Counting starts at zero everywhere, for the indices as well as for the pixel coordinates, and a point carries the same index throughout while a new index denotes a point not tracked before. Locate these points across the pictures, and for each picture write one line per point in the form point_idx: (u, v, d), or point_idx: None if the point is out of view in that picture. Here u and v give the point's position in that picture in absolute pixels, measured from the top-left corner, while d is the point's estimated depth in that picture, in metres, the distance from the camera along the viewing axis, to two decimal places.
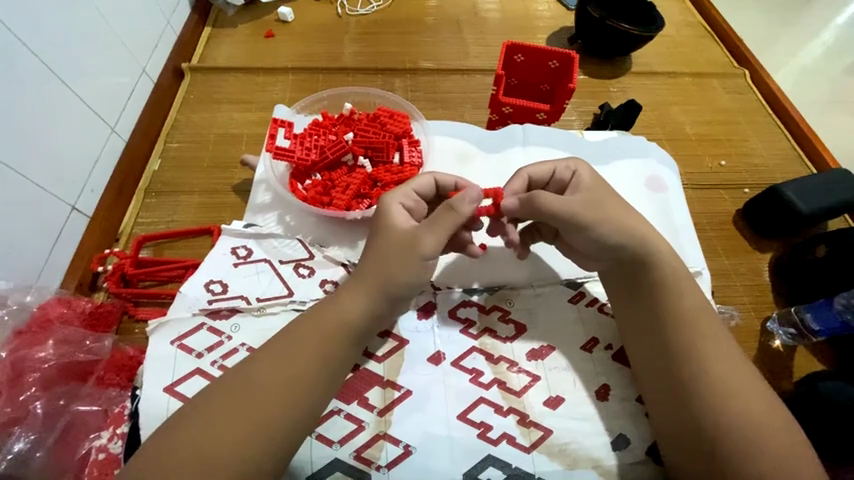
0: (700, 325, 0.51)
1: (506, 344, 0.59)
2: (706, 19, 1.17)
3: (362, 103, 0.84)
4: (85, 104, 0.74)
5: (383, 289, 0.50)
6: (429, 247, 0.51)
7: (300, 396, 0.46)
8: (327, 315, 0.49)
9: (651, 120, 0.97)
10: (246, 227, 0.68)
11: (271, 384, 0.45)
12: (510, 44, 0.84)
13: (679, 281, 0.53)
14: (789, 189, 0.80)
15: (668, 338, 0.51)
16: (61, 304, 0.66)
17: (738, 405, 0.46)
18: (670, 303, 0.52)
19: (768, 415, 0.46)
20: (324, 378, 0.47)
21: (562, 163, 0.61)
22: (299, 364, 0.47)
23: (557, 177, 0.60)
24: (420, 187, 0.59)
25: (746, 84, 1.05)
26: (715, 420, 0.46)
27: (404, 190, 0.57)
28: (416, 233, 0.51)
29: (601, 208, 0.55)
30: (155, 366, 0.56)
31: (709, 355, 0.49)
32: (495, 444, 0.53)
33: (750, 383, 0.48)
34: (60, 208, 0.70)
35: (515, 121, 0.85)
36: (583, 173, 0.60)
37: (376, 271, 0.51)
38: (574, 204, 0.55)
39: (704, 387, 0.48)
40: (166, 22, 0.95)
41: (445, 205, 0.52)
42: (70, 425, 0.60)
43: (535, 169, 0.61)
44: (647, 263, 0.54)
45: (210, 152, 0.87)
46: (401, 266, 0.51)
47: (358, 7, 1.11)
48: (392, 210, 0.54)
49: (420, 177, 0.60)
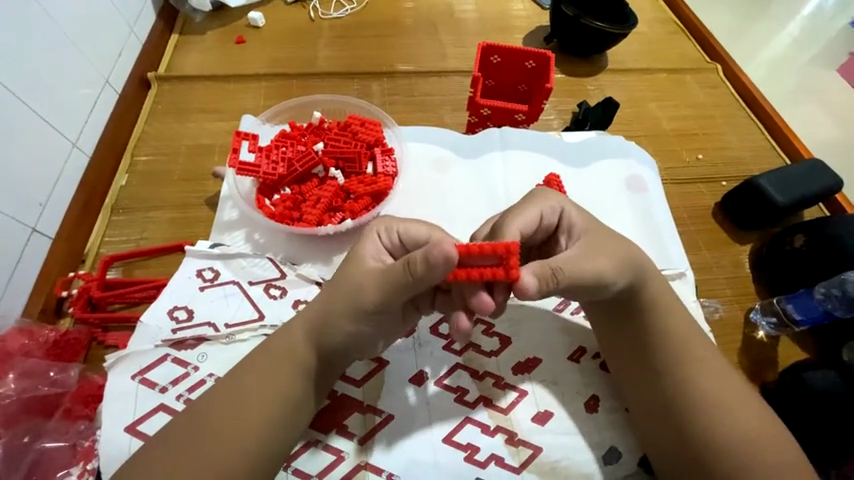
0: (687, 340, 0.50)
1: (492, 358, 0.57)
2: (679, 15, 1.17)
3: (332, 110, 0.81)
4: (44, 121, 0.70)
5: (326, 335, 0.47)
6: (367, 303, 0.46)
7: (259, 434, 0.43)
8: (282, 346, 0.47)
9: (630, 117, 0.96)
10: (213, 247, 0.64)
11: (234, 426, 0.43)
12: (486, 45, 0.83)
13: (661, 298, 0.52)
14: (765, 181, 0.80)
15: (656, 354, 0.50)
16: (22, 335, 0.62)
17: (728, 421, 0.45)
18: (657, 319, 0.51)
19: (754, 428, 0.45)
20: (282, 416, 0.45)
21: (547, 204, 0.53)
22: (261, 400, 0.44)
23: (544, 223, 0.53)
24: (409, 233, 0.50)
25: (719, 78, 1.05)
26: (708, 439, 0.45)
27: (389, 227, 0.51)
28: (368, 281, 0.46)
29: (606, 258, 0.50)
30: (116, 404, 0.52)
31: (697, 371, 0.48)
32: (483, 467, 0.51)
33: (739, 395, 0.47)
34: (19, 231, 0.65)
35: (493, 122, 0.83)
36: (572, 213, 0.54)
37: (321, 308, 0.48)
38: (595, 265, 0.49)
39: (695, 402, 0.47)
40: (130, 30, 0.90)
41: (403, 260, 0.44)
42: (37, 463, 0.56)
43: (521, 219, 0.51)
44: (639, 285, 0.52)
45: (180, 164, 0.83)
46: (345, 314, 0.47)
47: (331, 10, 1.08)
48: (366, 242, 0.50)
49: (418, 225, 0.50)
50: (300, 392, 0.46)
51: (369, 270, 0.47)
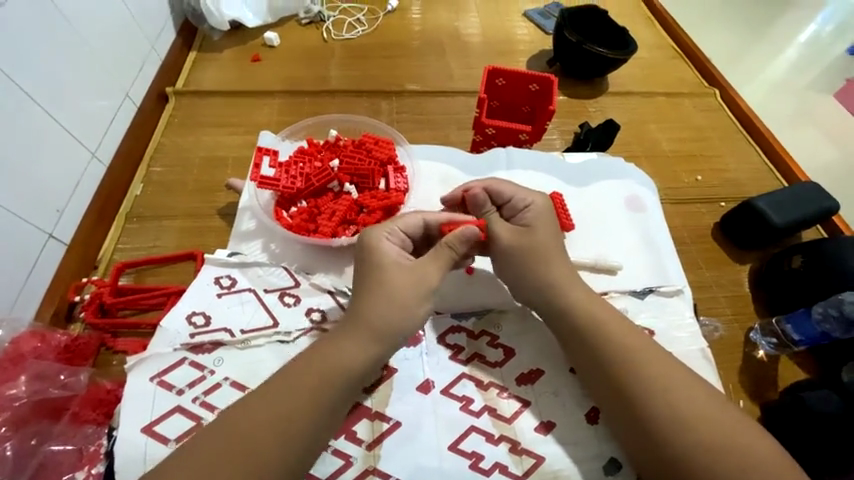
0: (645, 359, 0.51)
1: (496, 369, 0.59)
2: (677, 42, 1.21)
3: (344, 128, 0.84)
4: (64, 130, 0.73)
5: (389, 329, 0.51)
6: (435, 282, 0.54)
7: (293, 446, 0.45)
8: (328, 363, 0.48)
9: (630, 139, 1.00)
10: (230, 255, 0.67)
11: (248, 439, 0.44)
12: (492, 68, 0.86)
13: (605, 317, 0.54)
14: (764, 203, 0.82)
15: (615, 373, 0.51)
16: (34, 338, 0.64)
17: (696, 432, 0.46)
18: (619, 341, 0.52)
19: (732, 441, 0.46)
20: (315, 427, 0.46)
21: (524, 193, 0.63)
22: (280, 415, 0.45)
23: (511, 204, 0.63)
24: (406, 225, 0.58)
25: (717, 102, 1.09)
26: (682, 452, 0.46)
27: (388, 229, 0.57)
28: (423, 271, 0.54)
29: (525, 243, 0.59)
30: (132, 405, 0.54)
31: (668, 389, 0.49)
32: (487, 474, 0.52)
33: (714, 409, 0.48)
34: (36, 237, 0.68)
35: (498, 142, 0.86)
36: (536, 208, 0.61)
37: (380, 313, 0.51)
38: (501, 233, 0.60)
39: (674, 419, 0.47)
40: (150, 47, 0.95)
41: (443, 245, 0.55)
42: (44, 465, 0.57)
43: (495, 186, 0.64)
44: (568, 306, 0.56)
45: (194, 176, 0.86)
46: (415, 300, 0.53)
47: (343, 31, 1.13)
48: (384, 249, 0.55)
49: (409, 216, 0.59)
50: (331, 404, 0.47)
51: (412, 264, 0.54)
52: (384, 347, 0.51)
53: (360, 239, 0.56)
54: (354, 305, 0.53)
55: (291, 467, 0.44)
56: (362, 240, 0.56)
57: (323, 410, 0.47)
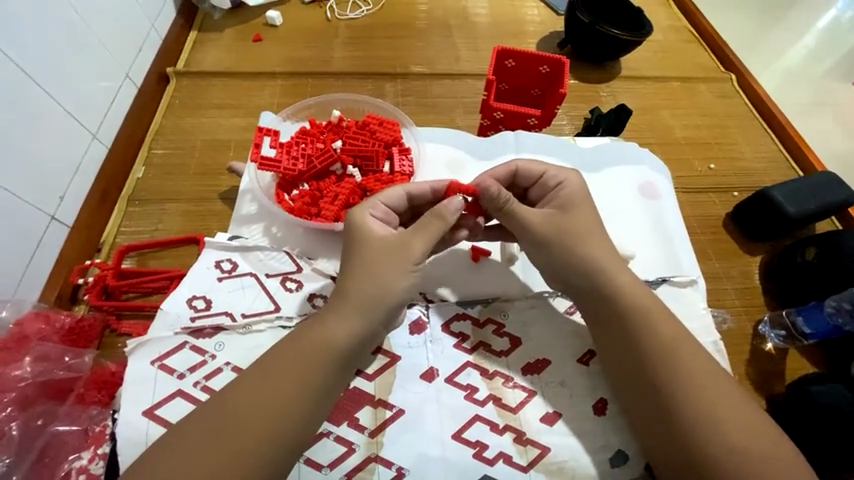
0: (679, 351, 0.49)
1: (502, 358, 0.58)
2: (693, 24, 1.17)
3: (348, 109, 0.82)
4: (64, 110, 0.71)
5: (375, 303, 0.50)
6: (422, 252, 0.52)
7: (288, 422, 0.44)
8: (317, 339, 0.48)
9: (642, 125, 0.97)
10: (231, 239, 0.66)
11: (246, 415, 0.43)
12: (501, 49, 0.83)
13: (643, 308, 0.52)
14: (779, 193, 0.80)
15: (650, 362, 0.49)
16: (39, 319, 0.63)
17: (721, 426, 0.45)
18: (650, 333, 0.51)
19: (749, 437, 0.45)
20: (310, 404, 0.46)
21: (555, 169, 0.61)
22: (274, 391, 0.45)
23: (542, 182, 0.61)
24: (389, 199, 0.58)
25: (732, 88, 1.05)
26: (712, 445, 0.45)
27: (371, 203, 0.56)
28: (409, 242, 0.52)
29: (568, 227, 0.57)
30: (134, 388, 0.54)
31: (690, 382, 0.48)
32: (490, 464, 0.52)
33: (738, 405, 0.47)
34: (39, 219, 0.67)
35: (505, 126, 0.84)
36: (570, 185, 0.60)
37: (366, 289, 0.50)
38: (535, 218, 0.58)
39: (687, 414, 0.46)
40: (150, 25, 0.92)
41: (431, 215, 0.54)
42: (49, 446, 0.57)
43: (525, 164, 0.61)
44: (610, 295, 0.53)
45: (196, 159, 0.84)
46: (400, 272, 0.51)
47: (348, 11, 1.10)
48: (370, 224, 0.54)
49: (390, 190, 0.58)
50: (323, 379, 0.47)
51: (398, 236, 0.53)
52: (370, 322, 0.50)
53: (344, 218, 0.55)
54: (341, 283, 0.51)
55: (288, 443, 0.44)
56: (347, 220, 0.55)
57: (317, 386, 0.46)
